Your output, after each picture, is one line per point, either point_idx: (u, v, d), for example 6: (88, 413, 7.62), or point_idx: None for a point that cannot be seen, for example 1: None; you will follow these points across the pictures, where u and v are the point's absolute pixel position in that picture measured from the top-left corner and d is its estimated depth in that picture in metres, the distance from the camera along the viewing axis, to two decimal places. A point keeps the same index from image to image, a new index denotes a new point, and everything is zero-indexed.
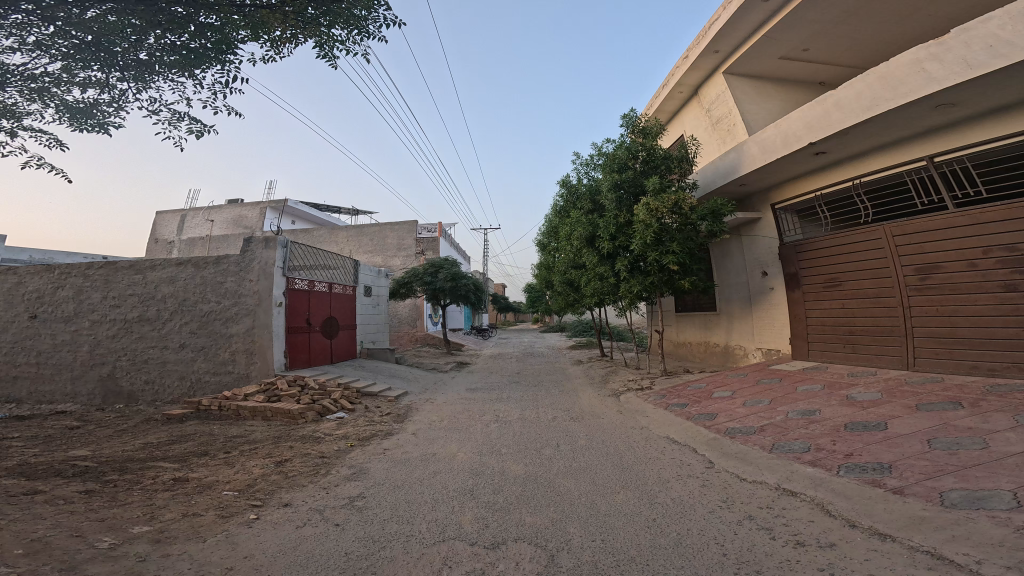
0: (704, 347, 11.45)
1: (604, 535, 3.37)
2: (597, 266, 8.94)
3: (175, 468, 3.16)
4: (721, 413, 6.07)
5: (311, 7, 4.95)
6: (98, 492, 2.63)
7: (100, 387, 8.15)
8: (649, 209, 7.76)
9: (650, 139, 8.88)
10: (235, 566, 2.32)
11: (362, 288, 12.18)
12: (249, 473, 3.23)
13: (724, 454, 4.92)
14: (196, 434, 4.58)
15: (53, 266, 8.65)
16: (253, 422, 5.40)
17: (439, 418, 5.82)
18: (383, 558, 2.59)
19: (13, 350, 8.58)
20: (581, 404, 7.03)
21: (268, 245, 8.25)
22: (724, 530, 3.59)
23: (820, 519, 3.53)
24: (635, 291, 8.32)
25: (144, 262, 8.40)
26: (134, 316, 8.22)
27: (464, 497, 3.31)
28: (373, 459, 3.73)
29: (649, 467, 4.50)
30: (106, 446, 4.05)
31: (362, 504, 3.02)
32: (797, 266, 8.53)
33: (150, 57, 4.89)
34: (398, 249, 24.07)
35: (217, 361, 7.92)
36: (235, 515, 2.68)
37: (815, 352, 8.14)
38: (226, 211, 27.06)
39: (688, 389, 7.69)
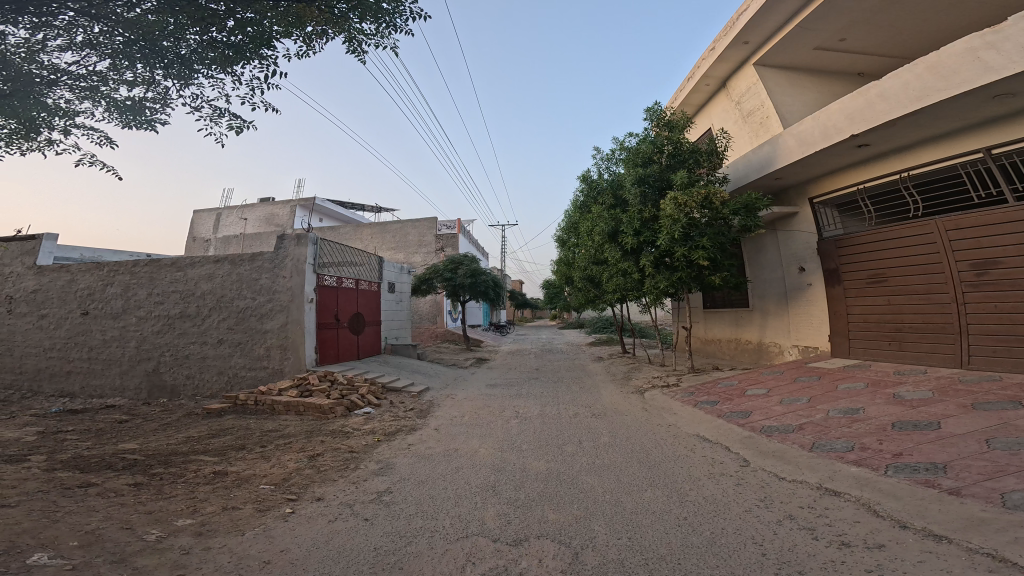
0: (735, 344, 11.13)
1: (629, 534, 3.37)
2: (619, 262, 8.75)
3: (216, 461, 3.27)
4: (756, 412, 5.89)
5: (345, 3, 4.78)
6: (145, 485, 2.75)
7: (146, 381, 8.61)
8: (677, 204, 7.51)
9: (676, 133, 8.58)
10: (272, 560, 2.45)
11: (386, 285, 12.41)
12: (285, 466, 3.34)
13: (760, 452, 4.78)
14: (233, 429, 4.80)
15: (102, 264, 9.19)
16: (286, 417, 5.60)
17: (461, 414, 5.89)
18: (409, 554, 2.65)
19: (67, 345, 9.13)
20: (606, 403, 6.96)
21: (299, 243, 8.49)
22: (764, 529, 3.53)
23: (867, 520, 3.40)
24: (660, 288, 8.09)
25: (185, 261, 8.82)
26: (177, 312, 8.65)
27: (487, 494, 3.35)
28: (400, 454, 3.81)
29: (677, 466, 4.42)
30: (149, 440, 4.27)
31: (389, 498, 3.10)
32: (837, 261, 8.12)
33: (191, 55, 4.64)
34: (419, 246, 24.33)
35: (255, 355, 8.24)
36: (271, 509, 2.80)
37: (856, 350, 7.76)
38: (259, 210, 27.88)
39: (718, 386, 7.50)
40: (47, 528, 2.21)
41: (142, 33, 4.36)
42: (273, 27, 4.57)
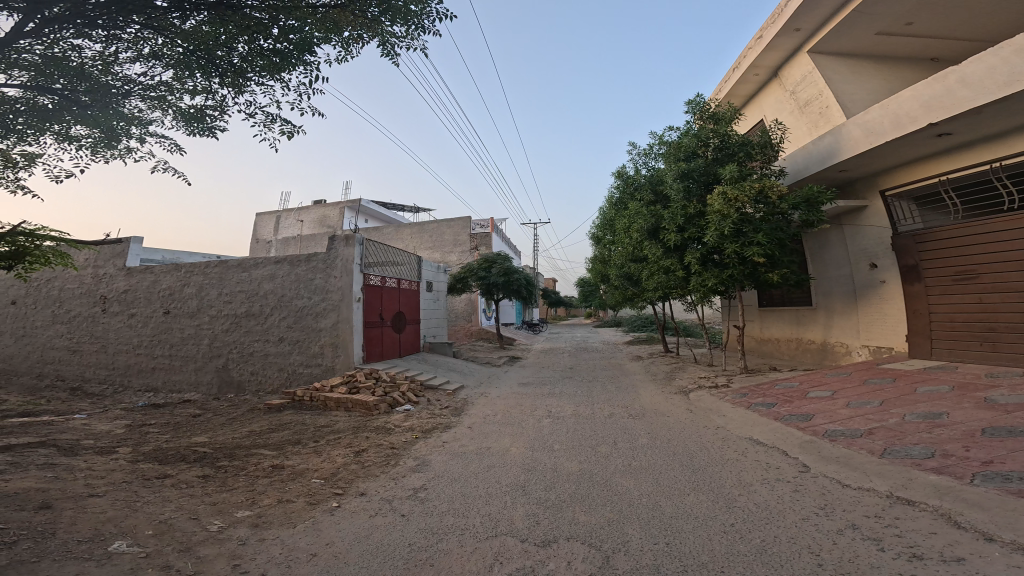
0: (795, 344, 10.48)
1: (668, 539, 3.30)
2: (661, 260, 8.36)
3: (273, 456, 3.60)
4: (819, 415, 5.50)
5: (378, 5, 4.65)
6: (212, 477, 3.08)
7: (217, 377, 9.34)
8: (727, 198, 7.14)
9: (722, 125, 8.34)
10: (318, 552, 2.64)
11: (424, 283, 12.68)
12: (333, 461, 3.61)
13: (823, 458, 4.47)
14: (290, 424, 5.19)
15: (179, 266, 10.00)
16: (336, 413, 5.95)
17: (494, 412, 6.01)
18: (440, 551, 2.74)
19: (152, 342, 9.95)
20: (651, 404, 6.75)
21: (347, 244, 8.96)
22: (821, 538, 3.33)
23: (946, 532, 3.11)
24: (709, 286, 7.66)
25: (250, 261, 9.50)
26: (243, 311, 9.34)
27: (518, 494, 3.42)
28: (436, 451, 4.01)
29: (724, 470, 4.27)
30: (214, 435, 4.71)
31: (424, 495, 3.26)
32: (916, 257, 7.66)
33: (243, 63, 4.72)
34: (454, 245, 24.32)
35: (311, 352, 8.78)
36: (320, 503, 3.03)
37: (939, 352, 7.29)
38: (312, 211, 29.14)
39: (776, 388, 7.02)
40: (127, 517, 2.55)
41: (197, 43, 4.52)
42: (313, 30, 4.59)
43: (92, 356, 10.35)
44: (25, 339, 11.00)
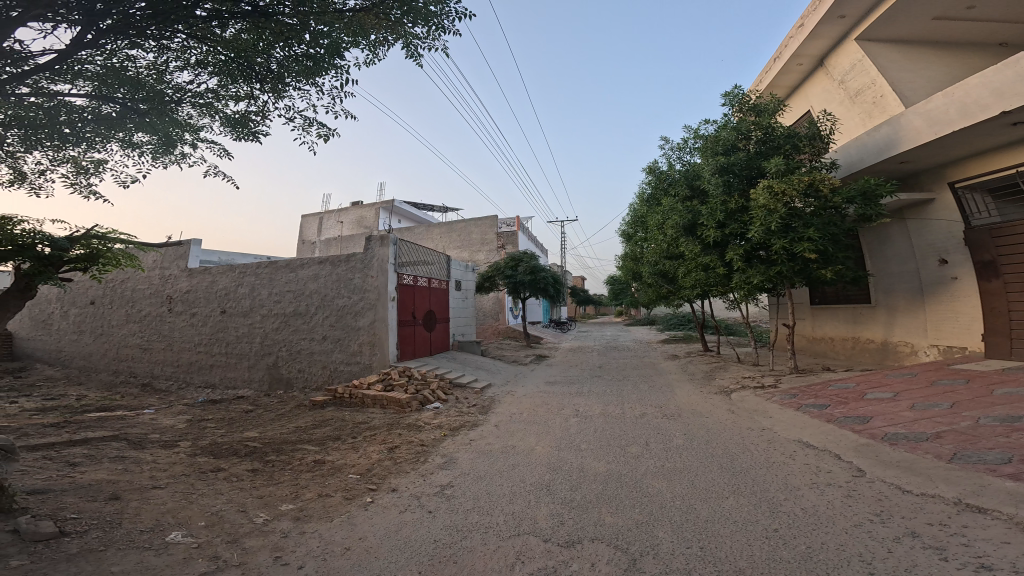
0: (852, 343, 10.54)
1: (702, 542, 3.17)
2: (701, 257, 8.51)
3: (317, 452, 3.90)
4: (878, 417, 5.12)
5: (399, 9, 4.63)
6: (260, 471, 3.37)
7: (269, 374, 9.88)
8: (773, 192, 7.15)
9: (764, 117, 8.18)
10: (351, 546, 2.74)
11: (453, 283, 12.80)
12: (368, 457, 3.87)
13: (880, 462, 4.17)
14: (332, 420, 5.52)
15: (234, 266, 10.63)
16: (372, 409, 6.22)
17: (519, 411, 6.09)
18: (464, 548, 2.77)
19: (212, 340, 10.65)
20: (689, 404, 6.54)
21: (383, 244, 9.21)
22: (875, 546, 3.08)
23: (1021, 542, 2.84)
24: (754, 283, 7.70)
25: (297, 262, 9.97)
26: (291, 310, 9.83)
27: (542, 493, 3.45)
28: (463, 450, 4.21)
29: (769, 474, 4.10)
30: (263, 430, 5.10)
31: (450, 493, 3.37)
32: (993, 253, 7.56)
33: (280, 69, 4.90)
34: (481, 244, 24.14)
35: (352, 349, 9.13)
36: (355, 498, 3.21)
37: (1019, 352, 7.21)
38: (352, 212, 29.98)
39: (830, 388, 6.64)
40: (184, 509, 2.83)
41: (237, 51, 4.73)
42: (342, 35, 4.67)
43: (158, 353, 11.18)
44: (102, 337, 12.05)
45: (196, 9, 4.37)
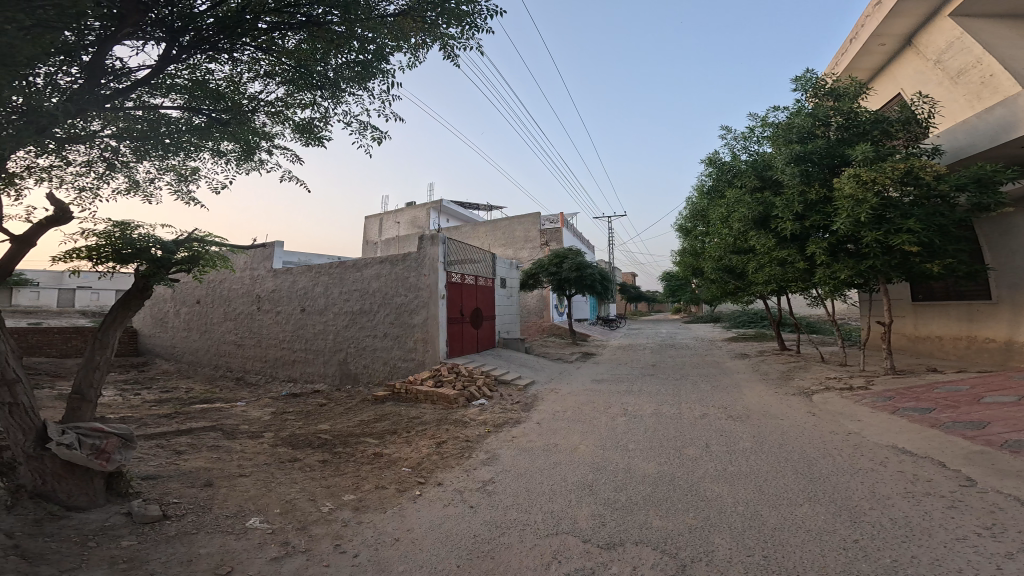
0: (964, 343, 9.22)
1: (766, 552, 2.68)
2: (777, 251, 8.54)
3: (377, 445, 4.41)
4: (997, 423, 4.41)
5: (435, 11, 4.81)
6: (327, 465, 3.82)
7: (340, 370, 10.51)
8: (860, 181, 7.04)
9: (844, 102, 8.20)
10: (400, 537, 2.84)
11: (498, 280, 13.06)
12: (419, 452, 4.26)
13: (996, 471, 3.58)
14: (391, 414, 6.03)
15: (311, 266, 11.42)
16: (423, 405, 6.59)
17: (563, 409, 6.20)
18: (502, 544, 2.72)
19: (293, 337, 11.50)
20: (754, 404, 6.18)
21: (434, 242, 9.62)
22: (982, 561, 2.53)
23: None
24: (841, 277, 7.65)
25: (361, 262, 10.55)
26: (358, 309, 10.44)
27: (584, 493, 3.39)
28: (505, 446, 4.46)
29: (854, 482, 3.60)
30: (334, 423, 5.68)
31: (492, 490, 3.48)
32: None
33: (336, 76, 5.08)
34: (525, 241, 23.82)
35: (409, 347, 9.64)
36: (407, 492, 3.44)
37: None
38: (405, 214, 30.84)
39: (934, 391, 5.89)
40: (264, 497, 3.24)
41: (298, 61, 4.92)
42: (385, 39, 4.85)
43: (250, 349, 12.32)
44: (208, 333, 13.54)
45: (260, 22, 4.56)
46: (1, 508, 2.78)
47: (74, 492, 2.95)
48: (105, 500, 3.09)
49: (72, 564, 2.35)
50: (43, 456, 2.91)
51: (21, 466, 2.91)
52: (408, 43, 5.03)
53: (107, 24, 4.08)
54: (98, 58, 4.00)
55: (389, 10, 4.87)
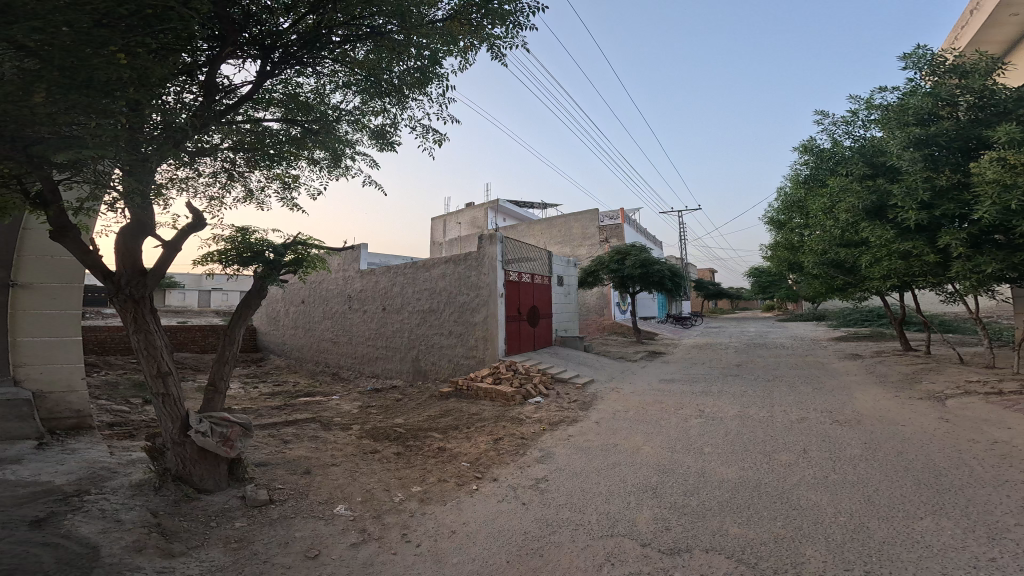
0: None
1: (872, 567, 2.23)
2: (896, 243, 7.42)
3: (442, 440, 4.75)
4: None
5: (479, 12, 5.00)
6: (396, 462, 4.16)
7: (413, 366, 11.11)
8: (1004, 163, 5.89)
9: (971, 77, 6.95)
10: (456, 529, 2.91)
11: (555, 279, 12.96)
12: (478, 447, 4.45)
13: None
14: (453, 410, 6.34)
15: (389, 267, 12.14)
16: (482, 401, 6.80)
17: (624, 408, 6.07)
18: (551, 543, 2.62)
19: (376, 335, 12.30)
20: (842, 408, 5.49)
21: (492, 242, 9.89)
22: None
23: None
24: (986, 272, 6.46)
25: (429, 262, 11.08)
26: (428, 308, 11.00)
27: (647, 497, 3.16)
28: (560, 445, 4.44)
29: (994, 495, 2.95)
30: (406, 417, 6.15)
31: (544, 488, 3.46)
32: None
33: (400, 82, 5.30)
34: (582, 239, 23.92)
35: (469, 344, 10.03)
36: (466, 486, 3.59)
37: None
38: (467, 214, 31.62)
39: None
40: (349, 486, 3.62)
41: (368, 71, 5.17)
42: (436, 45, 4.99)
43: (344, 347, 13.41)
44: (309, 331, 14.97)
45: (333, 37, 4.81)
46: (153, 487, 3.43)
47: (204, 475, 3.51)
48: (227, 484, 3.63)
49: (197, 543, 2.91)
50: (184, 441, 3.47)
51: (169, 451, 3.51)
52: (459, 45, 5.19)
53: (214, 46, 4.42)
54: (211, 77, 4.29)
55: (439, 15, 5.04)
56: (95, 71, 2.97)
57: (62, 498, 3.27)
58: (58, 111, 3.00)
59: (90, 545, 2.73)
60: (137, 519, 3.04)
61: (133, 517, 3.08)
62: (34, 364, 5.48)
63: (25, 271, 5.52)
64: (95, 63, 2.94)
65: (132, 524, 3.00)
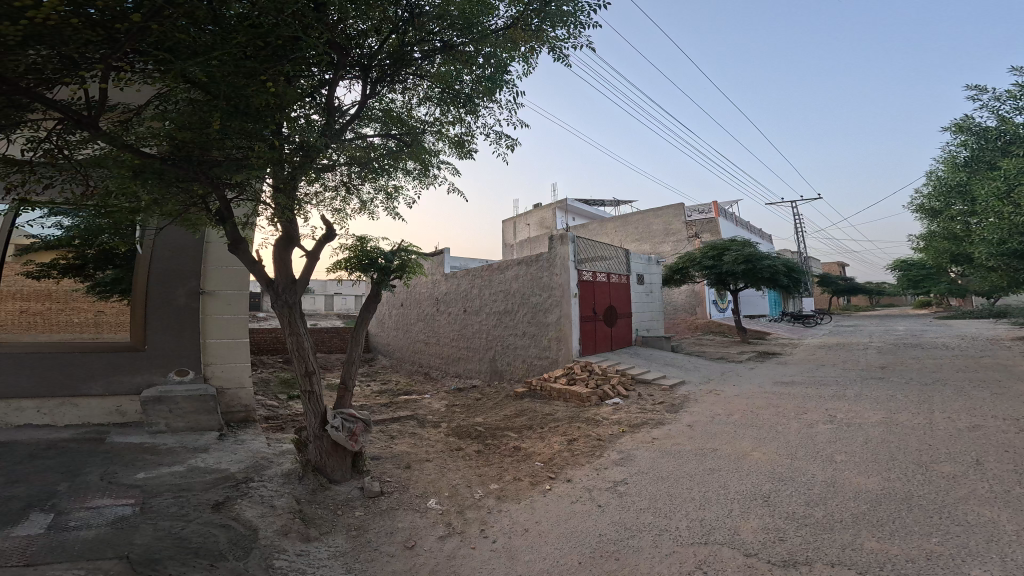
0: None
1: None
2: None
3: (516, 441, 5.75)
4: None
5: (536, 17, 5.47)
6: (478, 458, 5.21)
7: (490, 368, 12.10)
8: None
9: None
10: (529, 527, 3.54)
11: (636, 278, 13.36)
12: (551, 448, 5.32)
13: None
14: (526, 411, 7.45)
15: (469, 270, 13.21)
16: (561, 403, 7.82)
17: (727, 413, 6.60)
18: (625, 547, 3.13)
19: (461, 336, 13.32)
20: (1004, 421, 5.30)
21: (562, 242, 10.35)
22: None
23: None
24: None
25: (503, 265, 11.97)
26: (503, 309, 11.88)
27: (759, 505, 3.56)
28: (642, 448, 5.16)
29: None
30: (486, 417, 7.35)
31: (622, 490, 4.08)
32: None
33: (473, 89, 5.70)
34: (666, 236, 24.86)
35: (542, 345, 10.76)
36: (539, 485, 4.34)
37: None
38: (535, 215, 33.13)
39: None
40: (439, 480, 4.46)
41: (445, 83, 5.61)
42: (501, 51, 5.44)
43: (432, 346, 14.75)
44: (405, 332, 16.52)
45: (413, 53, 5.31)
46: (298, 476, 4.04)
47: (335, 467, 4.14)
48: (350, 475, 4.26)
49: (328, 528, 3.53)
50: (323, 436, 4.07)
51: (310, 444, 4.12)
52: (522, 48, 5.58)
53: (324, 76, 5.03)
54: (327, 100, 5.00)
55: (499, 22, 5.49)
56: (251, 99, 4.03)
57: (234, 484, 3.93)
58: (222, 139, 4.11)
59: (251, 527, 3.30)
60: (287, 505, 3.61)
61: (283, 503, 3.63)
62: (216, 364, 6.58)
63: (211, 279, 6.66)
64: (252, 93, 3.99)
65: (282, 509, 3.57)
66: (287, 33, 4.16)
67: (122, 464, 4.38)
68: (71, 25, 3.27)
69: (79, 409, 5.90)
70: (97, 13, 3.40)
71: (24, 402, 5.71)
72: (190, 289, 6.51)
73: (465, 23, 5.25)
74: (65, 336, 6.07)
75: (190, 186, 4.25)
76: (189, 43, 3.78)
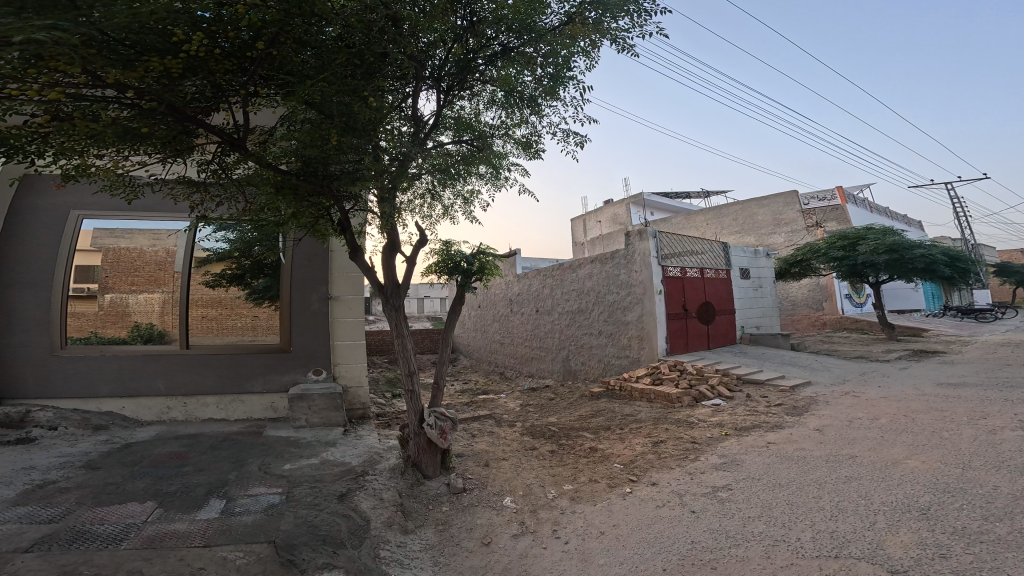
0: None
1: None
2: None
3: (592, 441, 5.82)
4: None
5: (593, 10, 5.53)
6: (557, 458, 5.32)
7: (564, 369, 12.81)
8: None
9: None
10: (608, 530, 3.60)
11: (737, 271, 12.77)
12: (634, 450, 5.28)
13: None
14: (603, 412, 7.51)
15: (541, 271, 13.88)
16: (643, 403, 7.67)
17: (871, 416, 5.88)
18: (728, 555, 3.03)
19: (537, 337, 14.13)
20: None
21: (641, 238, 10.40)
22: None
23: None
24: None
25: (576, 264, 12.39)
26: (576, 309, 12.44)
27: (914, 518, 3.16)
28: (750, 452, 4.87)
29: None
30: (561, 417, 7.55)
31: (724, 496, 3.88)
32: None
33: (539, 90, 5.85)
34: (776, 226, 22.93)
35: (622, 344, 10.93)
36: (618, 488, 4.34)
37: None
38: (607, 212, 32.49)
39: None
40: (515, 478, 4.64)
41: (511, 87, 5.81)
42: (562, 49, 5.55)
43: (510, 347, 15.56)
44: (485, 333, 17.36)
45: (479, 60, 5.60)
46: (399, 471, 4.39)
47: (428, 464, 4.41)
48: (440, 472, 4.52)
49: (421, 522, 3.82)
50: (421, 433, 4.36)
51: (410, 440, 4.41)
52: (583, 42, 5.66)
53: (404, 91, 5.48)
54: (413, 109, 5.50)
55: (557, 19, 5.62)
56: (359, 115, 4.65)
57: (354, 477, 4.27)
58: (339, 153, 4.76)
59: (364, 518, 3.59)
60: (391, 498, 3.93)
61: (389, 496, 3.93)
62: (341, 364, 7.33)
63: (336, 284, 7.45)
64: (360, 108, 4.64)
65: (388, 502, 3.86)
66: (376, 49, 4.85)
67: (274, 456, 5.03)
68: (216, 55, 4.23)
69: (244, 405, 7.02)
70: (229, 46, 4.27)
71: (208, 398, 6.98)
72: (321, 294, 7.40)
73: (522, 25, 5.38)
74: (232, 338, 7.20)
75: (321, 199, 4.93)
76: (297, 65, 4.62)
